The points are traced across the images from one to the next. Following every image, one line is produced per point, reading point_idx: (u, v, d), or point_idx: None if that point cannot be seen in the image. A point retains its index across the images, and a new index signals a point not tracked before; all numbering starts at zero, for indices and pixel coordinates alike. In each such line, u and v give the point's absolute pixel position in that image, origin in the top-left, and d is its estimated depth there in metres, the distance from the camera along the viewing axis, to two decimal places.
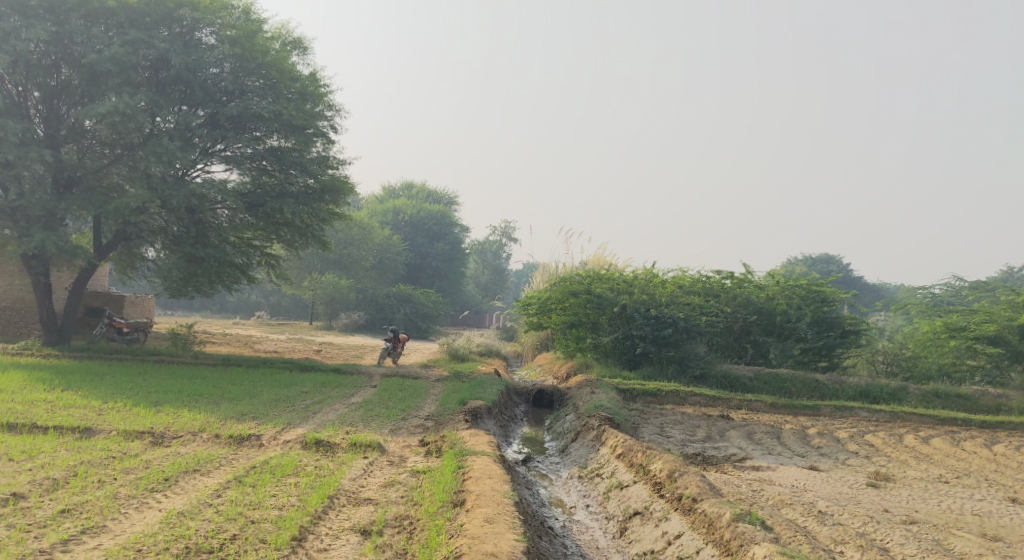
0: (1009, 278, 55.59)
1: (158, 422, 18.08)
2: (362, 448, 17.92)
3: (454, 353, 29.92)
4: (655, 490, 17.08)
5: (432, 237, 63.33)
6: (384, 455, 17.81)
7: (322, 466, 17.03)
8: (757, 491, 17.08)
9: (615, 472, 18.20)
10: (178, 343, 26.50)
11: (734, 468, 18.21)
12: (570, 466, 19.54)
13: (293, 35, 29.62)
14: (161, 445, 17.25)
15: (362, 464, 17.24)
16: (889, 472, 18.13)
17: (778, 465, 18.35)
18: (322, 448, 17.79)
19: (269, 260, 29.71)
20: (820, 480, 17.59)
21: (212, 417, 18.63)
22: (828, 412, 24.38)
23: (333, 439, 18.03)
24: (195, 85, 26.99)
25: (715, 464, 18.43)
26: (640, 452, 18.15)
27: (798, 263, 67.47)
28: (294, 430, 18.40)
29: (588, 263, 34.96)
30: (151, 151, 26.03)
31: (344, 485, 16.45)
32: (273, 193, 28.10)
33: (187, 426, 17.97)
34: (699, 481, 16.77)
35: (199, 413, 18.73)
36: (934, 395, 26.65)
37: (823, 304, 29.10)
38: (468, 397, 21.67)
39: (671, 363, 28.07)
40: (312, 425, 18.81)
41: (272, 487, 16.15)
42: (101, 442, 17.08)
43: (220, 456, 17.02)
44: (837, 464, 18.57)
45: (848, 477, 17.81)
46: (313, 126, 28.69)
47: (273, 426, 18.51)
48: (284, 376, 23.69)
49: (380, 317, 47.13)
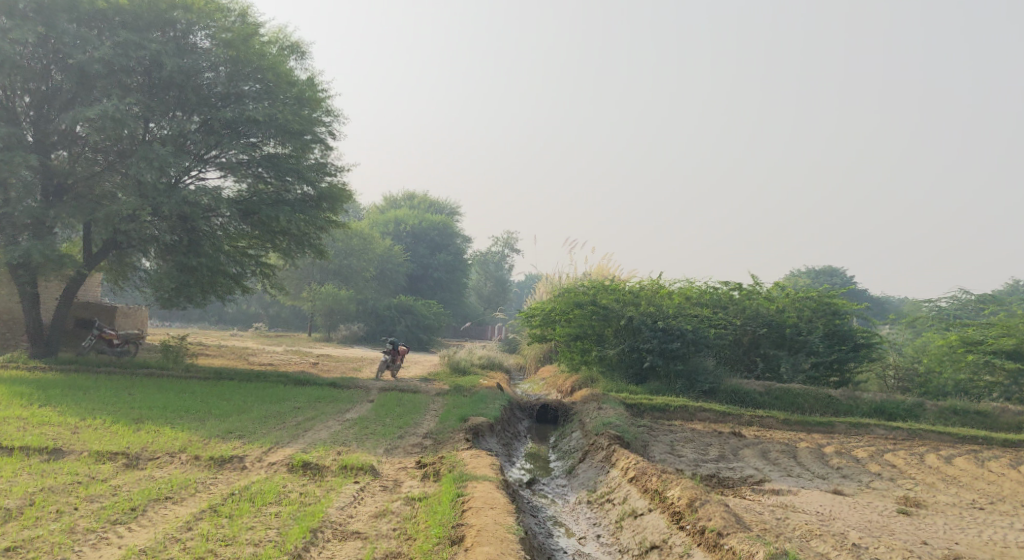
0: (1016, 291, 54.77)
1: (134, 442, 17.18)
2: (353, 471, 17.02)
3: (455, 366, 29.03)
4: (674, 521, 16.13)
5: (434, 248, 62.56)
6: (377, 479, 16.87)
7: (308, 492, 16.10)
8: (781, 519, 16.13)
9: (628, 498, 17.27)
10: (170, 355, 25.56)
11: (752, 493, 17.26)
12: (578, 489, 18.60)
13: (291, 39, 28.76)
14: (134, 469, 16.34)
15: (352, 491, 16.31)
16: (920, 497, 17.20)
17: (800, 489, 17.39)
18: (310, 471, 16.87)
19: (264, 270, 28.81)
20: (847, 506, 16.65)
21: (195, 436, 17.74)
22: (843, 429, 23.52)
23: (322, 462, 17.11)
24: (188, 90, 26.08)
25: (732, 488, 17.49)
26: (655, 477, 17.21)
27: (801, 276, 66.63)
28: (282, 451, 17.49)
29: (591, 274, 34.08)
30: (143, 158, 25.19)
31: (330, 515, 15.52)
32: (269, 201, 27.22)
33: (165, 447, 17.07)
34: (723, 512, 15.78)
35: (181, 431, 17.82)
36: (952, 412, 25.73)
37: (835, 317, 28.13)
38: (469, 413, 20.73)
39: (679, 378, 27.12)
40: (301, 445, 17.89)
41: (250, 519, 15.24)
42: (69, 465, 16.19)
43: (197, 481, 16.11)
44: (862, 488, 17.64)
45: (875, 503, 16.88)
46: (311, 132, 27.82)
47: (260, 446, 17.61)
48: (276, 390, 22.77)
49: (380, 329, 46.32)
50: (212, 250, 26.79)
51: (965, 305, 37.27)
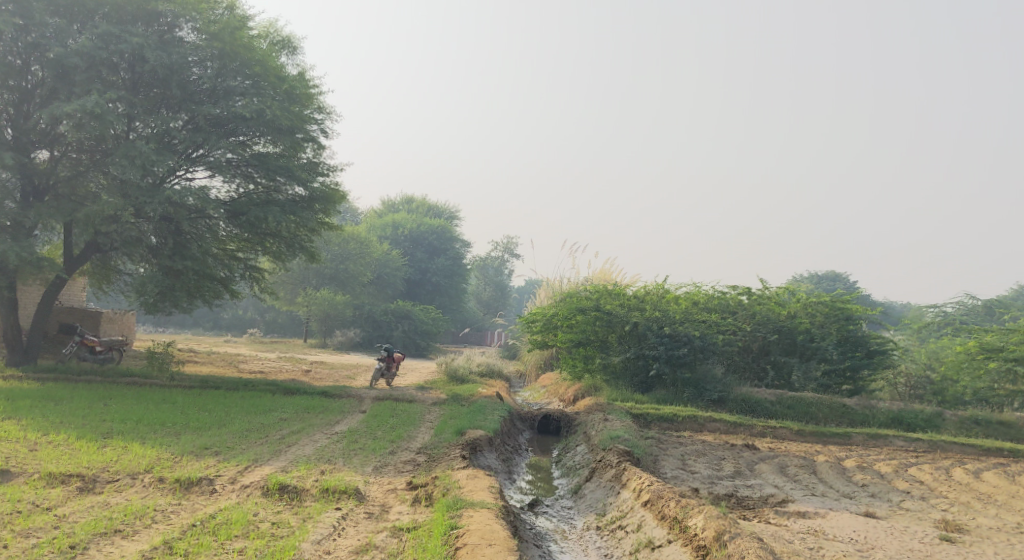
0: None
1: (95, 461, 16.02)
2: (335, 495, 15.84)
3: (453, 374, 27.90)
4: (699, 555, 14.95)
5: (433, 253, 61.35)
6: (361, 504, 15.69)
7: (280, 522, 14.93)
8: (813, 550, 14.97)
9: (643, 525, 16.09)
10: (155, 363, 24.41)
11: (777, 516, 16.08)
12: (585, 513, 17.43)
13: (281, 34, 27.57)
14: (89, 494, 15.18)
15: (332, 519, 15.13)
16: (960, 521, 16.03)
17: (828, 511, 16.22)
18: (287, 495, 15.69)
19: (253, 274, 27.54)
20: (883, 532, 15.47)
21: (165, 453, 16.60)
22: (861, 441, 22.44)
23: (301, 484, 15.94)
24: (172, 86, 24.81)
25: (754, 511, 16.33)
26: (673, 503, 16.02)
27: (806, 279, 65.31)
28: (260, 470, 16.35)
29: (593, 279, 32.91)
30: (124, 157, 23.96)
31: (303, 551, 14.33)
32: (259, 202, 26.03)
33: (127, 468, 15.91)
34: (755, 547, 14.59)
35: (150, 448, 16.67)
36: (973, 422, 24.67)
37: (847, 322, 27.00)
38: (466, 426, 19.57)
39: (686, 387, 25.91)
40: (281, 463, 16.73)
41: (207, 556, 14.06)
42: (15, 490, 15.03)
43: (155, 509, 14.94)
44: (894, 509, 16.46)
45: (910, 527, 15.71)
46: (302, 130, 26.65)
47: (236, 464, 16.48)
48: (263, 399, 21.61)
49: (378, 336, 45.19)
50: (200, 253, 25.53)
51: (974, 310, 36.21)
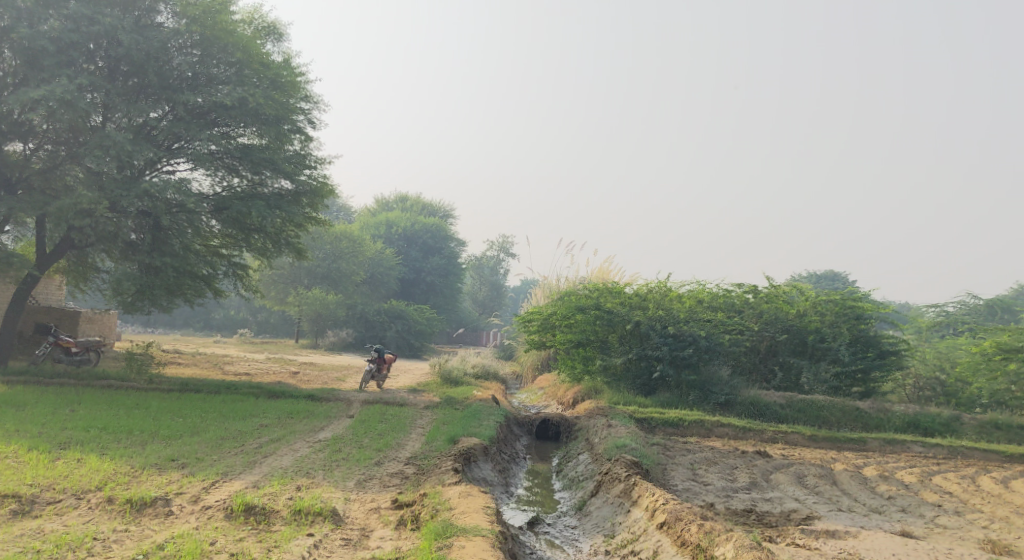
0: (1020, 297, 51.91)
1: (42, 478, 14.82)
2: (310, 517, 14.61)
3: (447, 376, 26.67)
4: None
5: (426, 252, 60.08)
6: (338, 528, 14.47)
7: (240, 552, 13.69)
8: None
9: (660, 551, 14.90)
10: (133, 365, 22.85)
11: (805, 536, 14.90)
12: (591, 534, 16.18)
13: (266, 20, 26.24)
14: (24, 518, 13.99)
15: (302, 549, 13.90)
16: (1005, 540, 14.88)
17: (860, 530, 15.04)
18: (253, 518, 14.47)
19: (237, 272, 26.21)
20: (924, 556, 14.29)
21: (123, 466, 15.40)
22: (877, 446, 21.40)
23: (270, 505, 14.70)
24: (150, 73, 23.39)
25: (778, 530, 15.16)
26: (693, 527, 14.83)
27: (803, 279, 64.38)
28: (228, 487, 15.14)
29: (592, 278, 31.72)
30: (96, 149, 22.62)
31: None
32: (244, 196, 24.78)
33: (75, 486, 14.70)
34: None
35: (107, 461, 15.47)
36: (993, 427, 23.55)
37: (858, 321, 25.83)
38: (460, 434, 18.34)
39: (692, 389, 24.70)
40: (253, 477, 15.51)
41: None
42: None
43: (94, 538, 13.71)
44: (931, 527, 15.29)
45: (953, 549, 14.53)
46: (290, 122, 25.39)
47: (202, 479, 15.27)
48: (246, 404, 20.34)
49: (370, 336, 43.84)
50: (181, 250, 24.16)
51: (976, 309, 35.18)
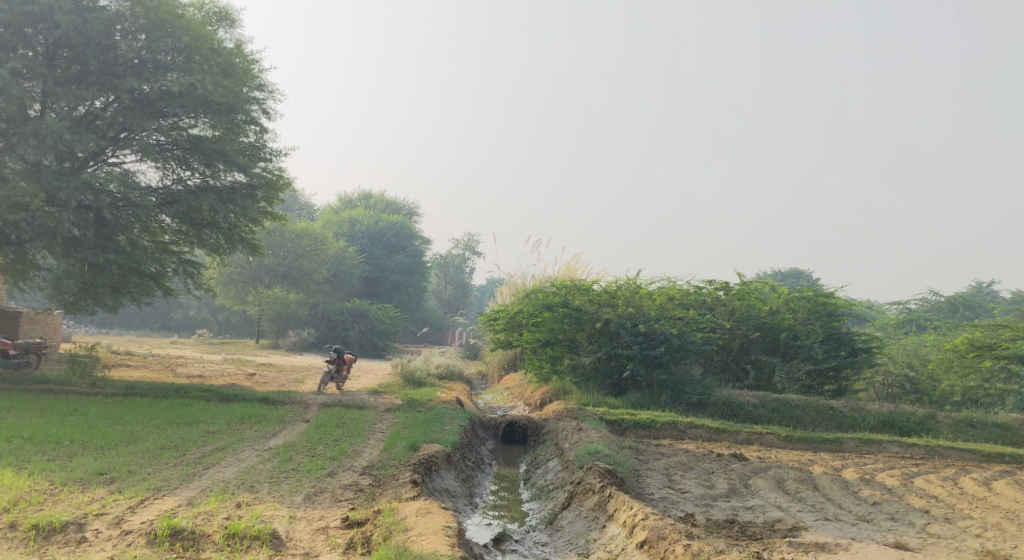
0: (981, 294, 51.49)
1: None
2: (247, 541, 13.55)
3: (409, 377, 25.63)
4: None
5: (391, 251, 58.89)
6: (277, 555, 13.43)
7: None
8: None
9: None
10: (76, 369, 21.47)
11: (794, 550, 14.01)
12: (563, 552, 15.21)
13: (218, 5, 25.04)
14: None
15: None
16: (1001, 550, 14.06)
17: (851, 541, 14.18)
18: (180, 544, 13.40)
19: (188, 270, 24.97)
20: None
21: (43, 483, 14.28)
22: (854, 447, 20.60)
23: (201, 527, 13.64)
24: (91, 59, 22.16)
25: (765, 544, 14.27)
26: (678, 547, 13.90)
27: (768, 275, 63.98)
28: (158, 506, 14.05)
29: (559, 275, 30.82)
30: (28, 142, 21.38)
31: None
32: (194, 189, 23.61)
33: None
34: None
35: (26, 478, 14.36)
36: (969, 425, 22.78)
37: (831, 318, 24.99)
38: (421, 440, 17.31)
39: (663, 389, 23.83)
40: (189, 493, 14.44)
41: None
42: None
43: None
44: (923, 537, 14.47)
45: None
46: (243, 111, 24.26)
47: (131, 497, 14.18)
48: (194, 408, 19.22)
49: (332, 335, 42.62)
50: (128, 246, 22.96)
51: (939, 306, 34.58)
